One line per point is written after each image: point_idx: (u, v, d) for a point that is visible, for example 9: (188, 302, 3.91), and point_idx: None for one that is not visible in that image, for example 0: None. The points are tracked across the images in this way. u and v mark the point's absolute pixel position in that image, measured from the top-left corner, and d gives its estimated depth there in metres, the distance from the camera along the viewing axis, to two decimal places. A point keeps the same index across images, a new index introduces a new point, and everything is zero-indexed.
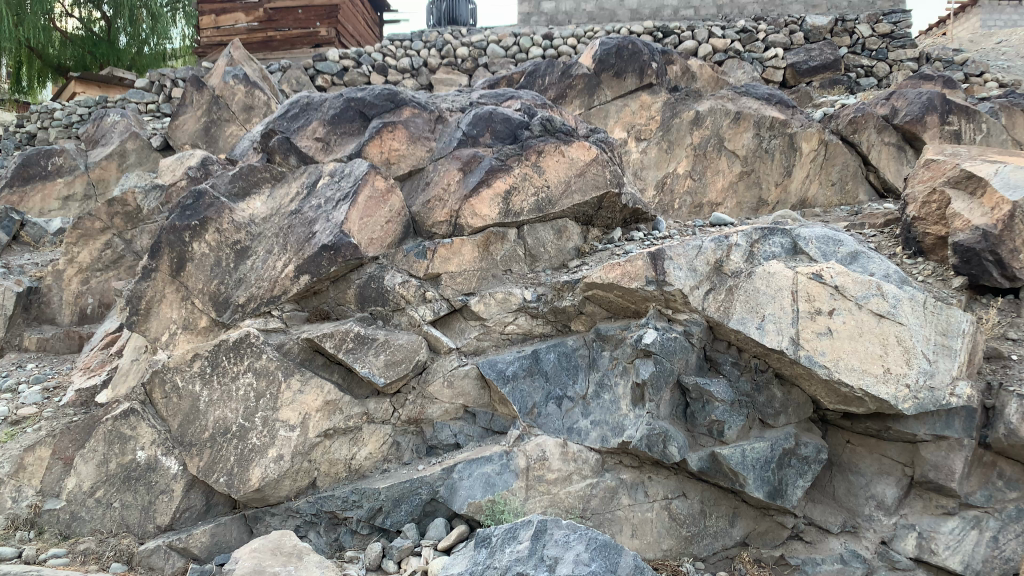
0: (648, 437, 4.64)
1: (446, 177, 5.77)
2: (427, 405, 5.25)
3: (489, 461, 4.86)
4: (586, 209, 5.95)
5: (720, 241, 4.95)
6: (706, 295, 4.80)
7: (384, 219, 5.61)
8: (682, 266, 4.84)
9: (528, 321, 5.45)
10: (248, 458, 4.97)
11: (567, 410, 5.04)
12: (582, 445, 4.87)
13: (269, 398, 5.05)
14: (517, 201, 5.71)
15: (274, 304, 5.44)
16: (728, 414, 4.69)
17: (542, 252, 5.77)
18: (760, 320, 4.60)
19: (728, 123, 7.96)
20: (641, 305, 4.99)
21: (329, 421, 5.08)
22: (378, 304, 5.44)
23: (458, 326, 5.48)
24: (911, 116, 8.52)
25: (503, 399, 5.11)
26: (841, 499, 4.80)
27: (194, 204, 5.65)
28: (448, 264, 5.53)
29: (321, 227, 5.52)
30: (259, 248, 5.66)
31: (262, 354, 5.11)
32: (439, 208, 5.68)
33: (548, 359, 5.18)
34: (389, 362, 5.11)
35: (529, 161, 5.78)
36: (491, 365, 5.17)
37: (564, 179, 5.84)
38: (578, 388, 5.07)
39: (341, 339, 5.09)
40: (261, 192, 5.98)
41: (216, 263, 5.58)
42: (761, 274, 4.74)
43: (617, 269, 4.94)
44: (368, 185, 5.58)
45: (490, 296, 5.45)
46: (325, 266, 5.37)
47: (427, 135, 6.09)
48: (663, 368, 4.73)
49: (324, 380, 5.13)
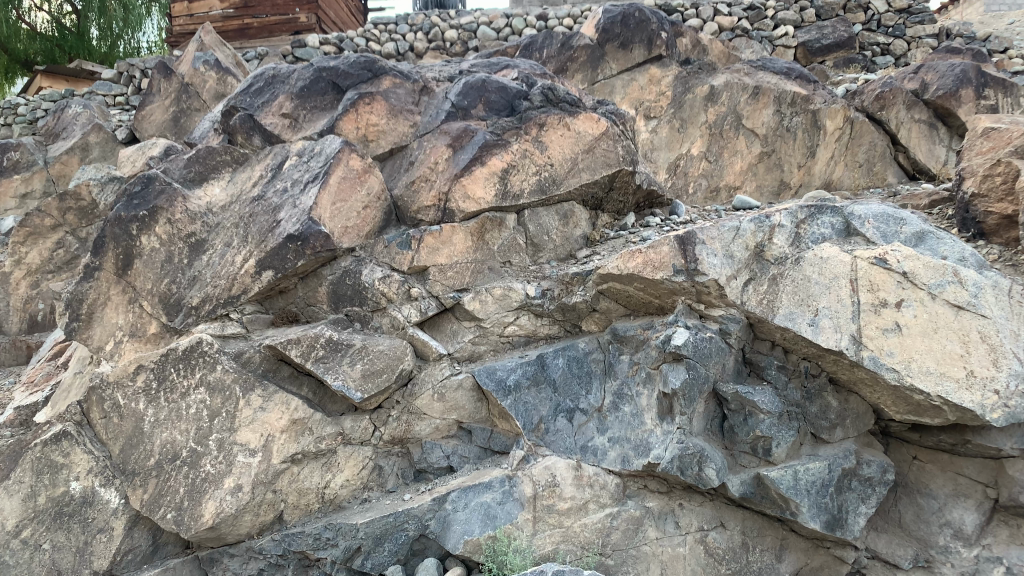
0: (679, 458, 3.87)
1: (433, 154, 4.95)
2: (414, 422, 4.48)
3: (489, 489, 4.08)
4: (596, 191, 5.17)
5: (761, 221, 4.14)
6: (746, 286, 4.02)
7: (360, 204, 4.80)
8: (717, 251, 4.04)
9: (532, 321, 4.68)
10: (200, 489, 4.14)
11: (579, 426, 4.27)
12: (598, 468, 4.09)
13: (225, 417, 4.24)
14: (515, 181, 4.88)
15: (232, 305, 4.63)
16: (775, 428, 3.88)
17: (546, 241, 4.95)
18: (812, 316, 3.84)
19: (746, 99, 7.16)
20: (667, 300, 4.20)
21: (297, 443, 4.28)
22: (355, 304, 4.64)
23: (450, 328, 4.70)
24: (944, 90, 7.75)
25: (504, 414, 4.34)
26: (909, 527, 3.96)
27: (143, 191, 4.89)
28: (437, 256, 4.71)
29: (286, 214, 4.72)
30: (217, 242, 4.92)
31: (218, 366, 4.30)
32: (426, 190, 4.88)
33: (557, 365, 4.41)
34: (367, 372, 4.28)
35: (529, 136, 4.95)
36: (489, 374, 4.40)
37: (570, 155, 5.03)
38: (592, 399, 4.30)
39: (308, 347, 4.28)
40: (221, 177, 5.26)
41: (167, 260, 4.84)
42: (811, 260, 3.96)
43: (638, 257, 4.15)
44: (341, 165, 4.78)
45: (487, 293, 4.66)
46: (291, 261, 4.57)
47: (411, 108, 5.28)
48: (697, 375, 3.93)
49: (290, 395, 4.33)
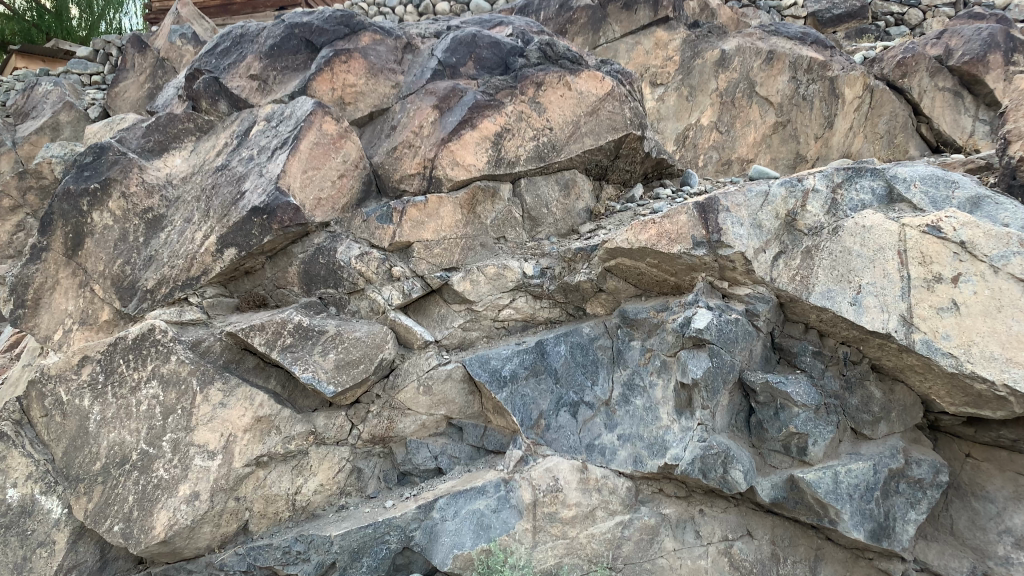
0: (701, 459, 3.35)
1: (418, 116, 4.38)
2: (397, 418, 3.97)
3: (482, 495, 3.56)
4: (601, 159, 4.62)
5: (793, 185, 3.59)
6: (776, 261, 3.50)
7: (334, 173, 4.25)
8: (744, 221, 3.49)
9: (530, 304, 4.17)
10: (152, 498, 3.59)
11: (585, 421, 3.75)
12: (607, 469, 3.58)
13: (181, 414, 3.70)
14: (510, 146, 4.32)
15: (191, 287, 4.12)
16: (812, 424, 3.36)
17: (545, 214, 4.42)
18: (854, 293, 3.31)
19: (761, 63, 6.57)
20: (684, 277, 3.67)
21: (262, 444, 3.75)
22: (329, 285, 4.13)
23: (438, 312, 4.18)
24: (971, 54, 7.06)
25: (499, 409, 3.84)
26: (964, 535, 3.42)
27: (94, 163, 4.44)
28: (422, 231, 4.17)
29: (252, 184, 4.18)
30: (176, 217, 4.45)
31: (172, 357, 3.76)
32: (409, 157, 4.32)
33: (558, 353, 3.91)
34: (341, 362, 3.75)
35: (525, 96, 4.39)
36: (482, 363, 3.89)
37: (572, 118, 4.46)
38: (599, 391, 3.78)
39: (275, 334, 3.71)
40: (183, 147, 4.79)
41: (121, 238, 4.40)
42: (852, 230, 3.42)
43: (651, 228, 3.61)
44: (314, 129, 4.22)
45: (479, 272, 4.13)
46: (256, 237, 4.04)
47: (393, 67, 4.69)
48: (722, 364, 3.39)
49: (254, 390, 3.80)
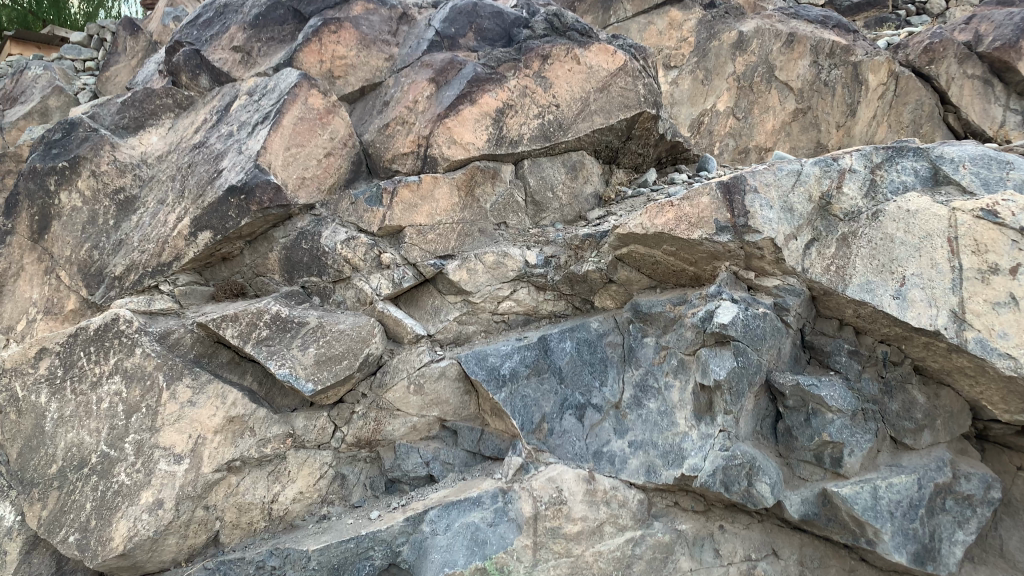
0: (723, 471, 2.99)
1: (412, 90, 4.01)
2: (384, 420, 3.61)
3: (477, 506, 3.20)
4: (611, 139, 4.23)
5: (828, 164, 3.20)
6: (808, 249, 3.13)
7: (320, 151, 3.89)
8: (773, 203, 3.11)
9: (534, 296, 3.81)
10: (111, 505, 3.22)
11: (591, 427, 3.39)
12: (616, 480, 3.22)
13: (145, 414, 3.34)
14: (513, 125, 3.95)
15: (162, 274, 3.77)
16: (848, 432, 2.97)
17: (550, 198, 4.05)
18: (897, 286, 2.94)
19: (780, 47, 6.19)
20: (704, 267, 3.29)
21: (233, 447, 3.38)
22: (312, 273, 3.77)
23: (432, 304, 3.83)
24: (1002, 40, 5.93)
25: (497, 411, 3.47)
26: (1015, 559, 3.03)
27: (64, 139, 4.09)
28: (415, 214, 3.81)
29: (229, 162, 3.82)
30: (148, 199, 4.09)
31: (137, 349, 3.40)
32: (403, 134, 3.95)
33: (564, 349, 3.55)
34: (322, 358, 3.38)
35: (529, 71, 4.02)
36: (479, 360, 3.53)
37: (580, 94, 4.07)
38: (608, 393, 3.42)
39: (250, 325, 3.36)
40: (161, 124, 4.44)
41: (90, 221, 4.05)
42: (894, 215, 3.04)
43: (669, 211, 3.23)
44: (298, 103, 3.86)
45: (477, 260, 3.77)
46: (232, 219, 3.67)
47: (386, 38, 4.32)
48: (747, 363, 3.01)
49: (227, 387, 3.44)
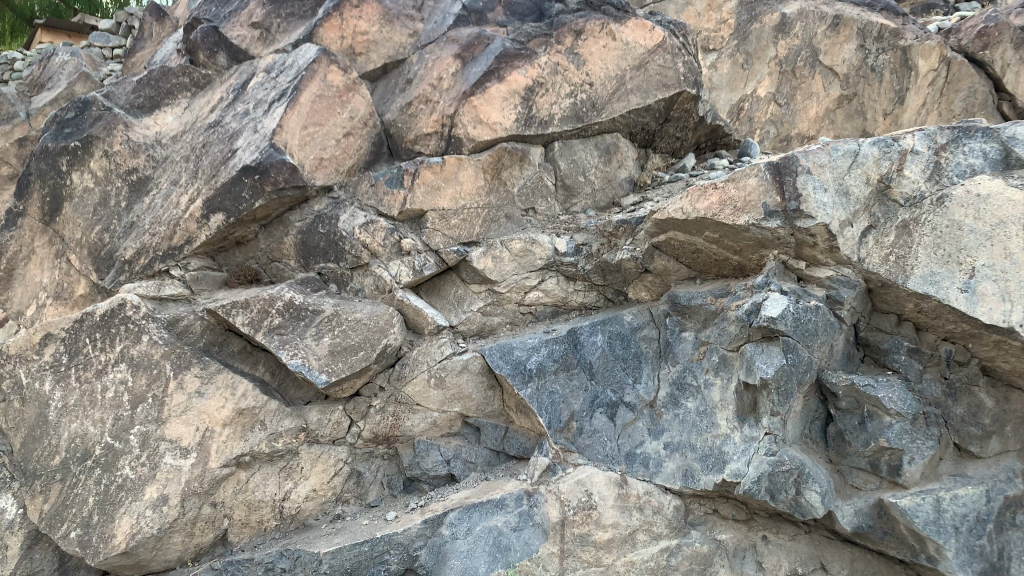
0: (769, 478, 2.76)
1: (437, 67, 3.80)
2: (403, 415, 3.41)
3: (501, 509, 2.98)
4: (648, 121, 3.98)
5: (887, 144, 2.87)
6: (864, 237, 2.85)
7: (339, 131, 3.68)
8: (828, 186, 2.81)
9: (563, 287, 3.58)
10: (115, 500, 3.04)
11: (624, 426, 3.15)
12: (650, 484, 2.99)
13: (150, 404, 3.15)
14: (543, 104, 3.71)
15: (173, 259, 3.60)
16: (908, 437, 2.70)
17: (582, 183, 3.81)
18: (965, 278, 2.65)
19: (825, 31, 5.54)
20: (749, 256, 3.03)
21: (243, 441, 3.20)
22: (329, 259, 3.58)
23: (455, 293, 3.62)
24: None
25: (523, 407, 3.26)
26: None
27: (77, 118, 3.96)
28: (438, 198, 3.59)
29: (244, 142, 3.63)
30: (161, 180, 3.91)
31: (144, 337, 3.20)
32: (426, 113, 3.73)
33: (595, 344, 3.31)
34: (336, 348, 3.18)
35: (561, 47, 3.77)
36: (504, 353, 3.32)
37: (615, 72, 3.82)
38: (642, 390, 3.18)
39: (261, 312, 3.17)
40: (177, 103, 4.27)
41: (101, 203, 3.90)
42: (962, 201, 2.72)
43: (713, 196, 2.96)
44: (317, 79, 3.65)
45: (503, 247, 3.55)
46: (246, 200, 3.48)
47: (411, 12, 4.08)
48: (798, 361, 2.75)
49: (237, 378, 3.24)
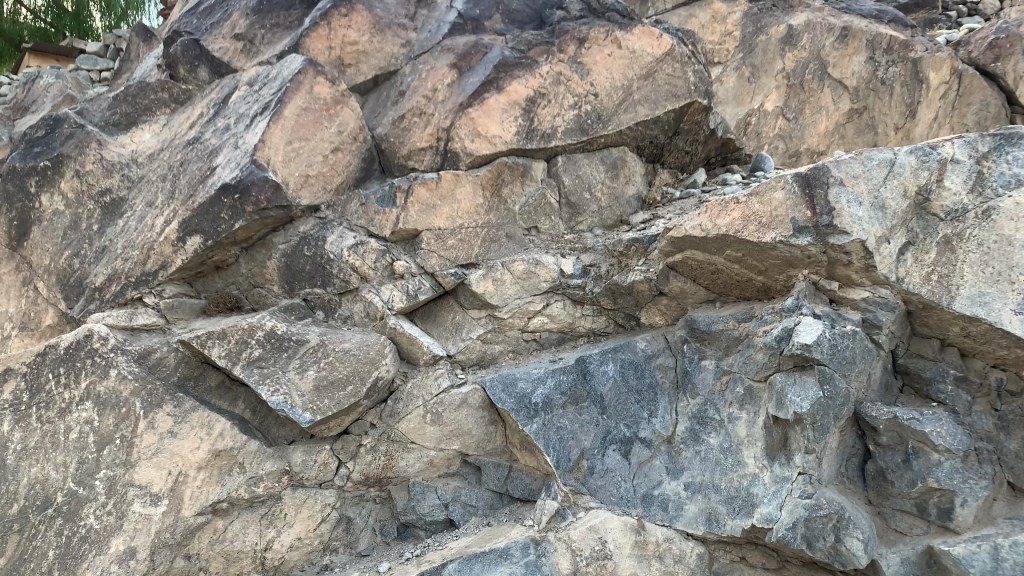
0: (806, 525, 2.46)
1: (432, 78, 3.55)
2: (396, 455, 3.12)
3: (505, 560, 2.67)
4: (657, 134, 3.73)
5: (925, 152, 2.60)
6: (903, 255, 2.57)
7: (326, 146, 3.43)
8: (863, 199, 2.55)
9: (570, 311, 3.31)
10: (76, 554, 2.72)
11: (640, 465, 2.88)
12: (670, 530, 2.70)
13: (118, 446, 2.83)
14: (545, 116, 3.46)
15: (147, 285, 3.31)
16: (959, 477, 2.40)
17: (588, 200, 3.55)
18: (1018, 299, 2.40)
19: (832, 42, 4.71)
20: (775, 277, 2.75)
21: (220, 486, 2.89)
22: (315, 284, 3.30)
23: (453, 319, 3.34)
24: None
25: (528, 445, 2.97)
26: None
27: (47, 137, 3.71)
28: (432, 217, 3.31)
29: (224, 159, 3.37)
30: (137, 201, 3.64)
31: (112, 371, 2.89)
32: (420, 127, 3.48)
33: (606, 374, 3.03)
34: (322, 383, 2.89)
35: (564, 55, 3.53)
36: (507, 386, 3.04)
37: (621, 82, 3.56)
38: (658, 425, 2.91)
39: (239, 344, 2.88)
40: (155, 120, 4.01)
41: (72, 226, 3.62)
42: (1012, 213, 2.44)
43: (734, 211, 2.70)
44: (303, 91, 3.40)
45: (505, 269, 3.27)
46: (225, 221, 3.21)
47: (403, 21, 3.85)
48: (835, 394, 2.48)
49: (215, 416, 2.94)
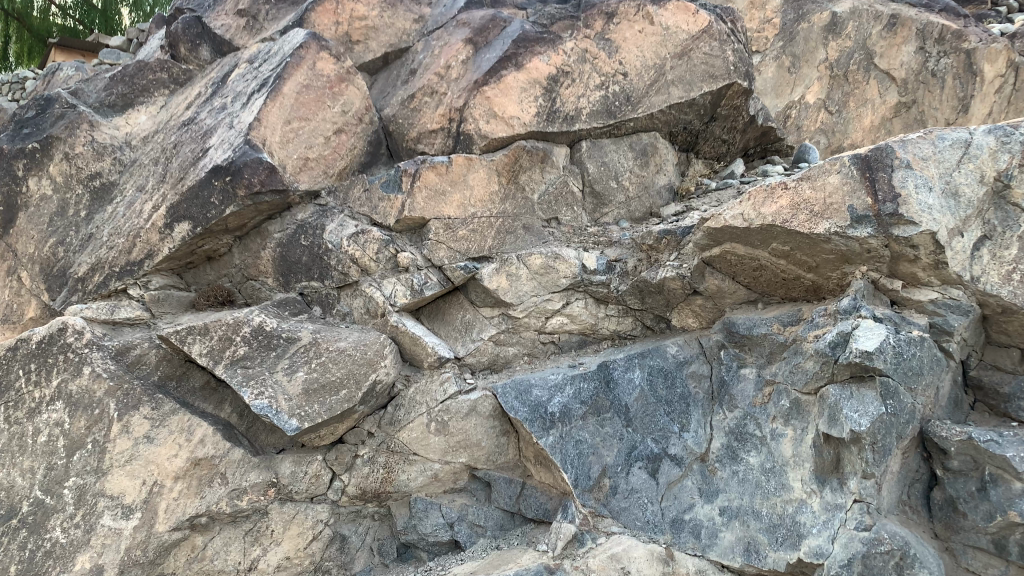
0: (863, 562, 2.08)
1: (445, 54, 3.26)
2: (397, 468, 2.82)
3: None
4: (691, 120, 3.37)
5: (1007, 132, 2.22)
6: (978, 251, 2.22)
7: (328, 127, 3.15)
8: (933, 184, 2.19)
9: (593, 311, 2.99)
10: (40, 572, 2.42)
11: (669, 485, 2.54)
12: (702, 561, 2.37)
13: (90, 451, 2.53)
14: (569, 97, 3.14)
15: (132, 276, 3.02)
16: None
17: (614, 189, 3.22)
18: None
19: (879, 30, 4.04)
20: (826, 274, 2.40)
21: (199, 499, 2.61)
22: (312, 276, 3.03)
23: (462, 318, 3.05)
24: None
25: (544, 460, 2.67)
26: None
27: (37, 118, 3.44)
28: (442, 204, 3.02)
29: (218, 139, 3.10)
30: (127, 186, 3.39)
31: (85, 369, 2.59)
32: (431, 107, 3.20)
33: (632, 382, 2.71)
34: (313, 387, 2.60)
35: (590, 31, 3.21)
36: (519, 394, 2.73)
37: (653, 61, 3.21)
38: (690, 441, 2.58)
39: (223, 341, 2.61)
40: (153, 101, 3.76)
41: (58, 212, 3.34)
42: None
43: (781, 199, 2.37)
44: (304, 67, 3.11)
45: (520, 264, 2.97)
46: (215, 207, 2.94)
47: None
48: (899, 410, 2.12)
49: (196, 421, 2.66)
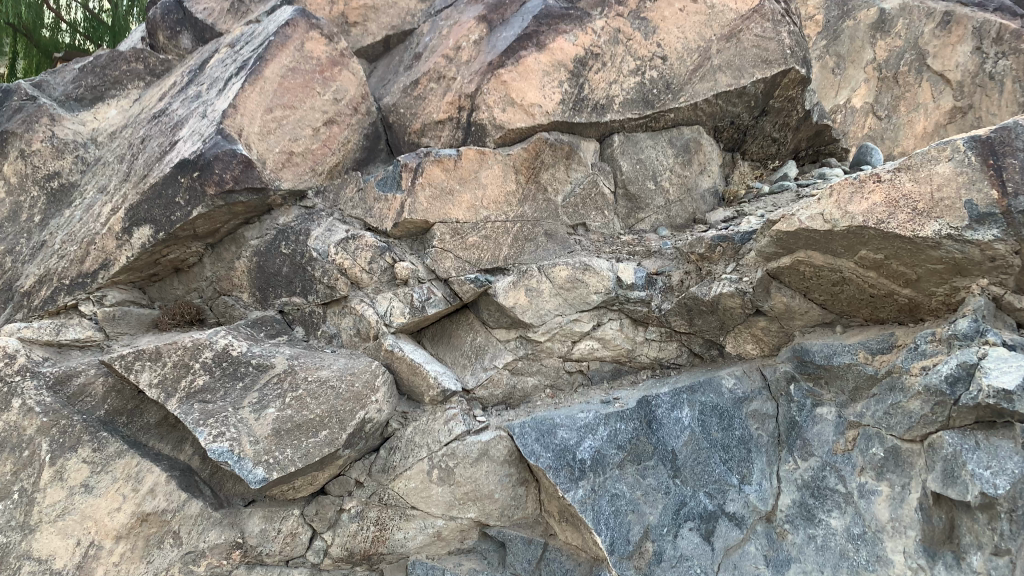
0: None
1: (455, 34, 2.83)
2: (391, 524, 2.34)
3: None
4: (740, 113, 2.84)
5: None
6: None
7: (316, 117, 2.70)
8: None
9: (629, 333, 2.51)
10: None
11: (727, 552, 2.07)
12: None
13: (15, 503, 2.05)
14: (598, 83, 2.68)
15: (85, 289, 2.54)
16: None
17: (652, 192, 2.75)
18: None
19: (931, 28, 3.33)
20: (926, 290, 1.91)
21: (146, 564, 2.15)
22: (292, 291, 2.57)
23: (472, 342, 2.59)
24: None
25: (570, 517, 2.17)
26: None
27: None
28: (449, 206, 2.55)
29: (188, 130, 2.65)
30: (88, 187, 2.93)
31: (15, 403, 2.12)
32: (438, 94, 2.76)
33: (680, 423, 2.21)
34: (289, 424, 2.12)
35: (624, 8, 2.72)
36: (541, 436, 2.24)
37: (697, 43, 2.72)
38: (755, 495, 2.10)
39: (178, 369, 2.14)
40: (125, 94, 3.34)
41: (10, 217, 2.86)
42: None
43: (872, 194, 1.89)
44: (290, 47, 2.67)
45: (542, 277, 2.50)
46: (181, 208, 2.47)
47: None
48: None
49: (148, 466, 2.18)
